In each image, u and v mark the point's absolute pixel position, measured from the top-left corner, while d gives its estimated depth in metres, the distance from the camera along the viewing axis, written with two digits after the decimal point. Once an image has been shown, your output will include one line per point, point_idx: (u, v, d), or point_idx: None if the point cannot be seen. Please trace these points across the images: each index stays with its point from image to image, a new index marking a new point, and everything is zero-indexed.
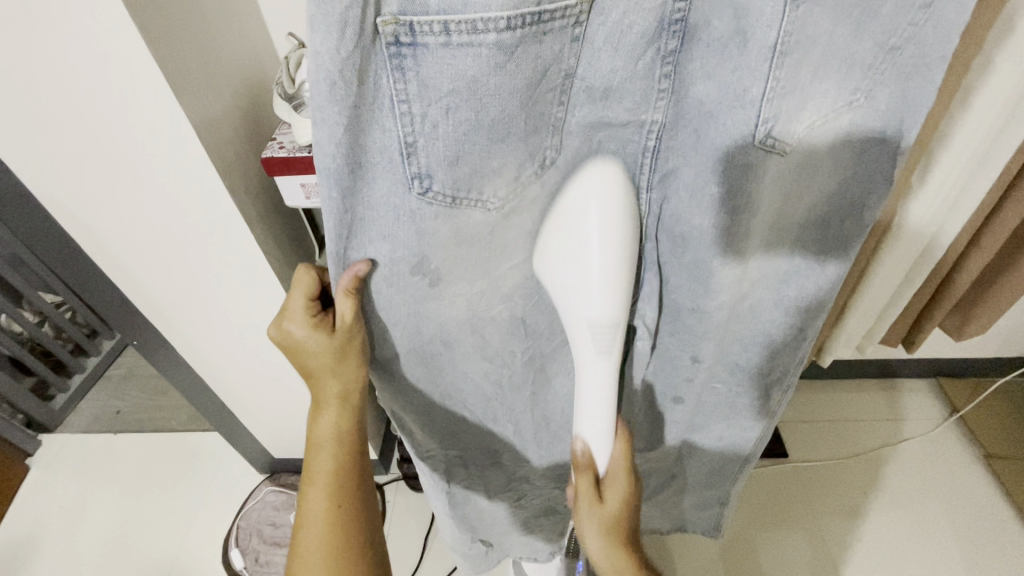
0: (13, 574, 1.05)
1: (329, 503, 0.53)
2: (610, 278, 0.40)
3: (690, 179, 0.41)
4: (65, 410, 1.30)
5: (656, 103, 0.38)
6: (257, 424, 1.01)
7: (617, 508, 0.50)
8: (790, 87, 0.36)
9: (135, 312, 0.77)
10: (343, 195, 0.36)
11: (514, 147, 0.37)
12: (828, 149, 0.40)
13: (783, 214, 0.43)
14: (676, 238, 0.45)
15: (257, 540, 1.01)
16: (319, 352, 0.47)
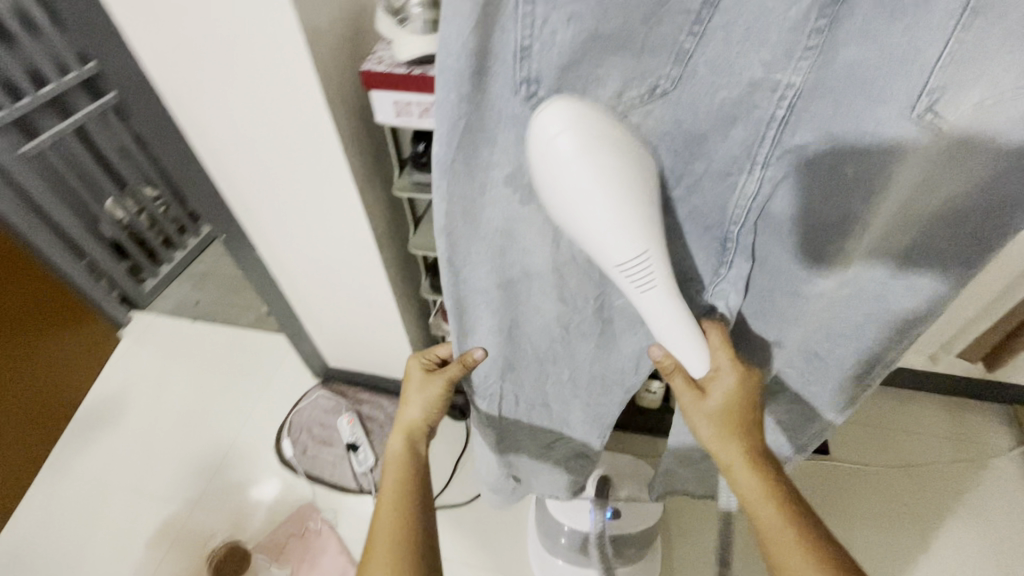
0: (105, 423, 1.21)
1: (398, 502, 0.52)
2: (632, 227, 0.35)
3: (817, 157, 0.38)
4: (152, 293, 1.46)
5: (798, 61, 0.35)
6: (319, 332, 1.08)
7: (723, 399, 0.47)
8: (970, 56, 0.31)
9: (228, 209, 0.83)
10: (461, 98, 0.36)
11: (625, 65, 0.35)
12: (992, 139, 0.34)
13: (913, 207, 0.39)
14: (781, 221, 0.42)
15: (307, 436, 1.11)
16: (417, 390, 0.62)
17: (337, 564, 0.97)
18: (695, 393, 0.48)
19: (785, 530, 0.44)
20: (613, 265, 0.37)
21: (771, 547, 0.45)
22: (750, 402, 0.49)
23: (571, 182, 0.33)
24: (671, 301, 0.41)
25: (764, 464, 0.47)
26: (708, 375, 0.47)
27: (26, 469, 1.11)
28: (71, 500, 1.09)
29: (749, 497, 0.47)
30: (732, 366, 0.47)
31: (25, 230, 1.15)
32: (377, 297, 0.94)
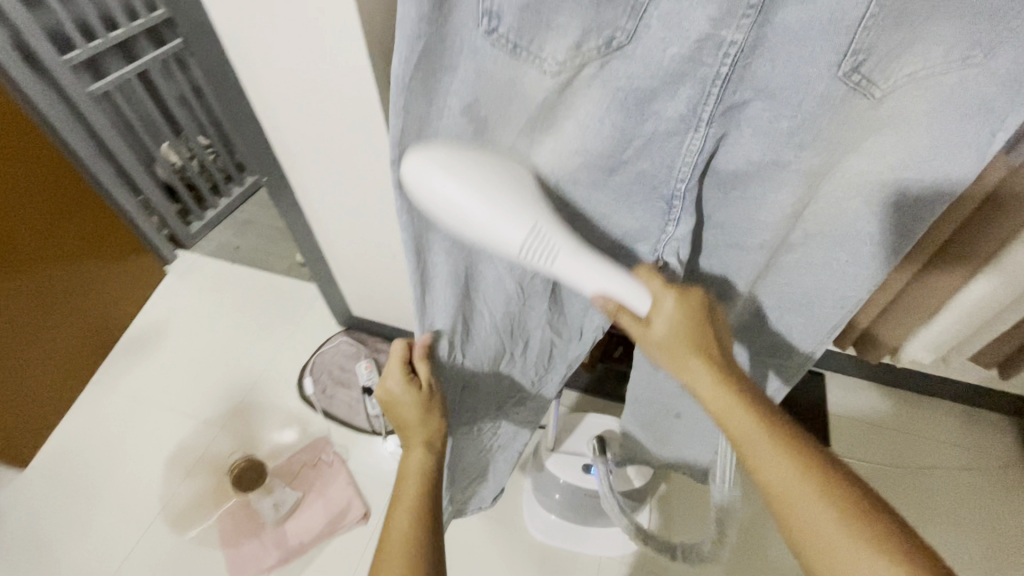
0: (147, 346, 1.31)
1: (412, 509, 0.47)
2: (510, 207, 0.38)
3: (758, 114, 0.40)
4: (198, 234, 1.55)
5: (739, 19, 0.34)
6: (346, 280, 1.14)
7: (668, 329, 0.46)
8: (897, 20, 0.33)
9: (270, 151, 0.89)
10: (420, 25, 0.34)
11: (582, 10, 0.34)
12: (924, 110, 0.37)
13: (845, 170, 0.42)
14: (729, 174, 0.45)
15: (327, 375, 1.18)
16: (410, 398, 0.57)
17: (344, 493, 1.04)
18: (640, 320, 0.47)
19: (762, 436, 0.40)
20: (515, 251, 0.40)
21: (747, 455, 0.41)
22: (698, 319, 0.47)
23: (441, 198, 0.37)
24: (584, 258, 0.43)
25: (728, 377, 0.44)
26: (649, 304, 0.46)
27: (73, 379, 1.21)
28: (113, 412, 1.19)
29: (720, 410, 0.43)
30: (669, 291, 0.47)
31: (89, 161, 1.25)
32: (398, 248, 0.99)
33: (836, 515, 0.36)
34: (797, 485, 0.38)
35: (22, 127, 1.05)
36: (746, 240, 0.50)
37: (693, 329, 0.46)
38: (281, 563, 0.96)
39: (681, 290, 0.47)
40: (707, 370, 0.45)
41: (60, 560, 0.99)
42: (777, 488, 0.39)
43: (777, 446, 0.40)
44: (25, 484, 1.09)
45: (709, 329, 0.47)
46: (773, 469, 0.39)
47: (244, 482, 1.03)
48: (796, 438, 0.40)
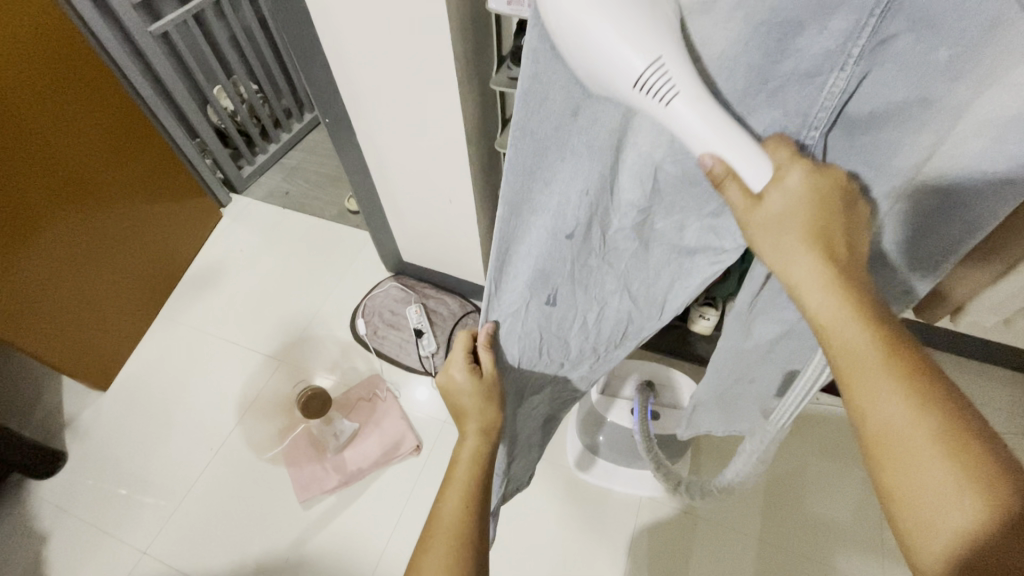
0: (208, 284, 1.38)
1: (462, 503, 0.51)
2: (642, 20, 0.30)
3: (906, 49, 0.32)
4: (248, 179, 1.58)
5: None
6: (398, 223, 1.17)
7: (785, 207, 0.35)
8: None
9: (333, 87, 0.91)
10: None
11: None
12: None
13: (977, 107, 0.33)
14: (858, 119, 0.36)
15: (378, 317, 1.21)
16: (471, 389, 0.59)
17: (398, 426, 1.10)
18: (749, 193, 0.35)
19: (875, 360, 0.33)
20: (630, 87, 0.32)
21: (857, 389, 0.33)
22: (830, 198, 0.36)
23: (572, 8, 0.29)
24: (711, 113, 0.33)
25: (850, 289, 0.35)
26: (770, 174, 0.35)
27: (142, 311, 1.29)
28: (182, 342, 1.27)
29: (821, 307, 0.35)
30: (797, 163, 0.36)
31: (150, 102, 1.28)
32: (452, 192, 1.00)
33: (951, 469, 0.29)
34: (909, 429, 0.31)
35: (92, 65, 1.08)
36: (864, 193, 0.40)
37: (817, 203, 0.36)
38: (342, 484, 1.04)
39: (809, 163, 0.36)
40: (822, 268, 0.35)
41: (144, 468, 1.09)
42: (884, 424, 0.32)
43: (892, 382, 0.32)
44: (108, 401, 1.19)
45: (841, 219, 0.37)
46: (884, 407, 0.32)
47: (310, 407, 1.05)
48: (920, 370, 0.32)
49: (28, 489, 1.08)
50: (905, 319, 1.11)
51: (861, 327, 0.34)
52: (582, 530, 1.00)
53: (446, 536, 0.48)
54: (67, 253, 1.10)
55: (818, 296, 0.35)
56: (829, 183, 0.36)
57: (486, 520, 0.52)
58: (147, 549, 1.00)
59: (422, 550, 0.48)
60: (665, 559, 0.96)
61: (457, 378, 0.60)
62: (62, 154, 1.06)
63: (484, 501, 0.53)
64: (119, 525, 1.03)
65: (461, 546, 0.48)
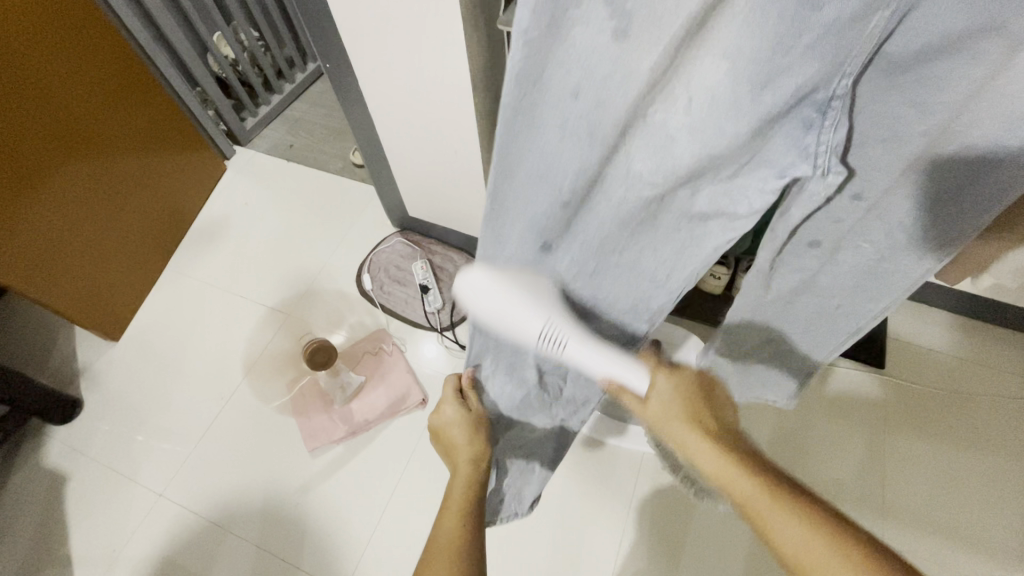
0: (212, 238, 1.37)
1: (458, 513, 0.55)
2: None
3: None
4: (252, 132, 1.55)
5: None
6: (403, 177, 1.14)
7: (663, 406, 0.54)
8: None
9: (332, 31, 0.86)
10: None
11: None
12: None
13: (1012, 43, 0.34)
14: (896, 61, 0.37)
15: (384, 272, 1.21)
16: (457, 421, 0.65)
17: (404, 380, 1.11)
18: (639, 398, 0.55)
19: (766, 502, 0.43)
20: (533, 337, 0.49)
21: (755, 516, 0.43)
22: (694, 399, 0.54)
23: (492, 303, 0.47)
24: (590, 344, 0.51)
25: (729, 449, 0.48)
26: (647, 387, 0.54)
27: (149, 267, 1.29)
28: (190, 295, 1.28)
29: (710, 470, 0.48)
30: (660, 370, 0.55)
31: (147, 47, 1.24)
32: (458, 142, 0.97)
33: (842, 565, 0.39)
34: (820, 542, 0.40)
35: (90, 14, 1.04)
36: (899, 132, 0.41)
37: (686, 403, 0.53)
38: (350, 435, 1.06)
39: (673, 373, 0.56)
40: (707, 447, 0.49)
41: (157, 416, 1.12)
42: (790, 548, 0.41)
43: (791, 507, 0.42)
44: (120, 352, 1.21)
45: (708, 407, 0.54)
46: (782, 529, 0.42)
47: (316, 360, 1.06)
48: (805, 490, 0.44)
49: (47, 435, 1.12)
50: (922, 280, 1.08)
51: (739, 474, 0.46)
52: (586, 484, 1.02)
53: (444, 546, 0.51)
54: (76, 205, 1.11)
55: (710, 463, 0.48)
56: (694, 391, 0.55)
57: (482, 534, 0.54)
58: (163, 493, 1.04)
59: (425, 557, 0.51)
60: (664, 511, 0.98)
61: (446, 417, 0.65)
62: (62, 105, 1.03)
63: (480, 514, 0.57)
64: (136, 468, 1.07)
65: (458, 546, 0.51)
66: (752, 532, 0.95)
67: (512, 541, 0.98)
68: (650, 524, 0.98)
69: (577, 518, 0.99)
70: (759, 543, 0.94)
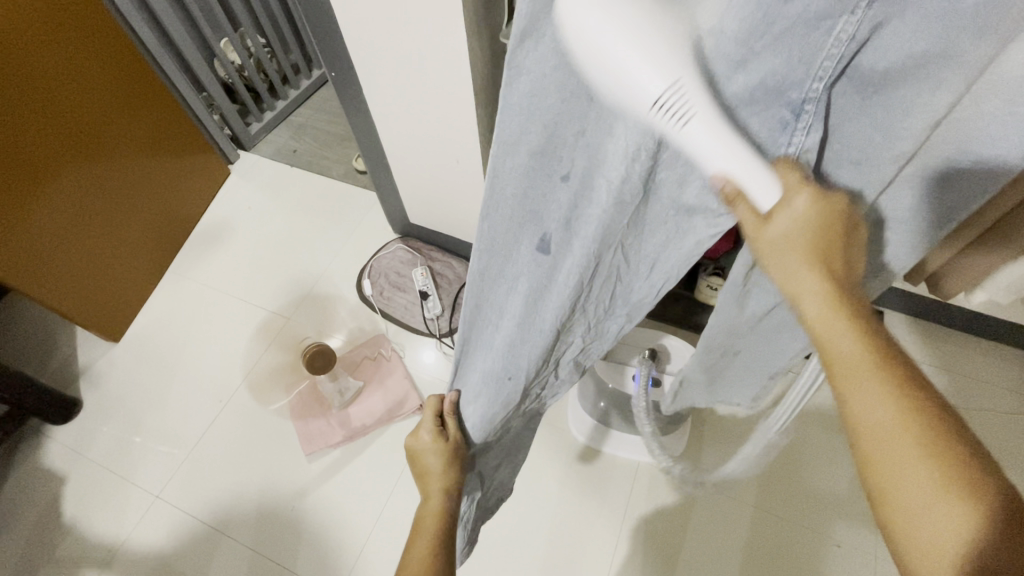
0: (214, 242, 1.38)
1: (428, 547, 0.57)
2: None
3: None
4: (257, 137, 1.57)
5: None
6: (405, 184, 1.16)
7: (791, 229, 0.37)
8: None
9: (338, 41, 0.88)
10: None
11: None
12: None
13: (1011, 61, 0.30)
14: (869, 76, 0.32)
15: (384, 278, 1.22)
16: (434, 449, 0.63)
17: (402, 386, 1.12)
18: (759, 217, 0.36)
19: (866, 372, 0.35)
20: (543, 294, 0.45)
21: (846, 384, 0.35)
22: (831, 227, 0.37)
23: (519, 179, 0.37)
24: (722, 126, 0.32)
25: (843, 299, 0.37)
26: (777, 202, 0.36)
27: (150, 268, 1.30)
28: (192, 297, 1.29)
29: (816, 319, 0.37)
30: (804, 188, 0.36)
31: (154, 50, 1.25)
32: (460, 150, 0.98)
33: (929, 473, 0.32)
34: (901, 443, 0.33)
35: (99, 18, 1.06)
36: (869, 156, 0.37)
37: (818, 231, 0.37)
38: (346, 440, 1.06)
39: (819, 188, 0.36)
40: (822, 292, 0.37)
41: (158, 418, 1.12)
42: (872, 429, 0.34)
43: (886, 394, 0.34)
44: (119, 353, 1.22)
45: (843, 246, 0.38)
46: (869, 410, 0.34)
47: (315, 363, 1.06)
48: (911, 378, 0.34)
49: (45, 435, 1.12)
50: (918, 295, 1.09)
51: (839, 337, 0.36)
52: (582, 493, 1.02)
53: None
54: (80, 206, 1.12)
55: (813, 310, 0.37)
56: (836, 220, 0.37)
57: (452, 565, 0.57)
58: (160, 495, 1.04)
59: None
60: (660, 522, 0.99)
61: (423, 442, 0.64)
62: (65, 105, 1.04)
63: (451, 544, 0.59)
64: (133, 469, 1.07)
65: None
66: (747, 544, 0.95)
67: (507, 550, 0.98)
68: (646, 534, 0.98)
69: (573, 527, 0.99)
70: (755, 551, 0.95)
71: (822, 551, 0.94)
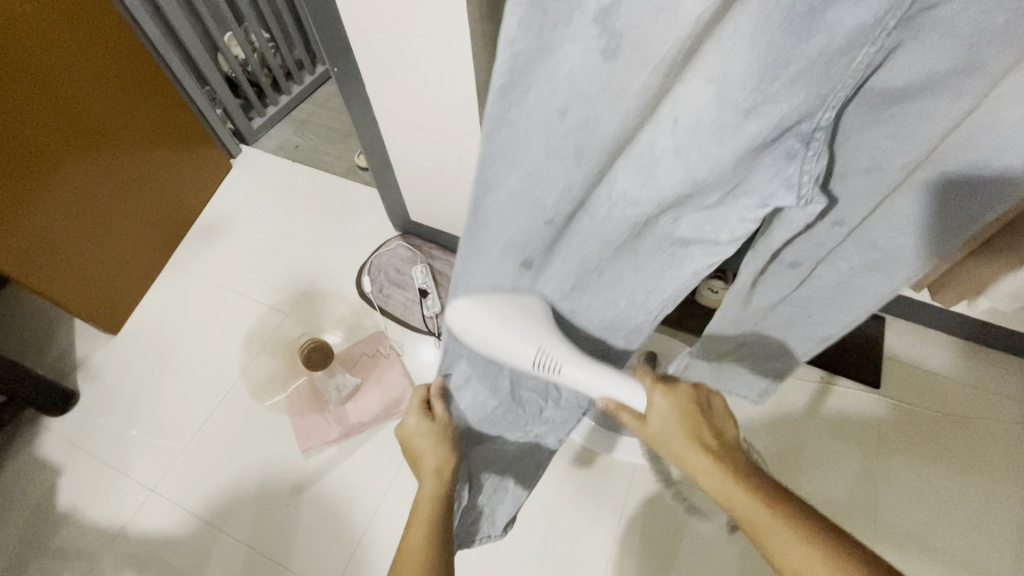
0: (214, 236, 1.38)
1: (426, 528, 0.55)
2: None
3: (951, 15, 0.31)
4: (258, 132, 1.56)
5: None
6: (407, 182, 1.15)
7: (661, 427, 0.53)
8: None
9: (342, 37, 0.88)
10: None
11: None
12: None
13: None
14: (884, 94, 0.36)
15: (384, 275, 1.22)
16: (422, 432, 0.63)
17: (399, 383, 1.12)
18: (637, 416, 0.54)
19: (766, 516, 0.43)
20: (528, 363, 0.48)
21: (754, 530, 0.44)
22: (694, 413, 0.53)
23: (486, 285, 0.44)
24: (586, 367, 0.51)
25: (727, 463, 0.48)
26: (645, 408, 0.53)
27: (151, 261, 1.30)
28: (190, 291, 1.28)
29: (710, 484, 0.48)
30: (657, 389, 0.53)
31: (158, 44, 1.25)
32: (463, 148, 0.97)
33: None
34: (811, 562, 0.40)
35: (100, 13, 1.05)
36: (882, 164, 0.41)
37: (686, 422, 0.52)
38: (343, 437, 1.06)
39: (666, 386, 0.54)
40: (705, 459, 0.49)
41: (153, 412, 1.12)
42: (788, 565, 0.41)
43: (788, 528, 0.42)
44: (117, 346, 1.21)
45: (704, 424, 0.52)
46: (784, 548, 0.42)
47: (312, 359, 1.07)
48: (806, 513, 0.43)
49: (42, 426, 1.12)
50: (920, 302, 1.08)
51: (736, 490, 0.46)
52: (577, 494, 1.02)
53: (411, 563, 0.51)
54: (78, 199, 1.11)
55: (708, 482, 0.48)
56: (694, 413, 0.53)
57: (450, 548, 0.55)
58: (155, 488, 1.04)
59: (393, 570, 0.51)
60: (656, 524, 0.98)
61: (410, 428, 0.64)
62: (68, 99, 1.04)
63: (448, 525, 0.57)
64: (129, 462, 1.07)
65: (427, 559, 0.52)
66: (742, 548, 0.95)
67: (501, 549, 0.98)
68: (641, 536, 0.97)
69: (568, 527, 0.99)
70: (750, 557, 0.94)
71: None
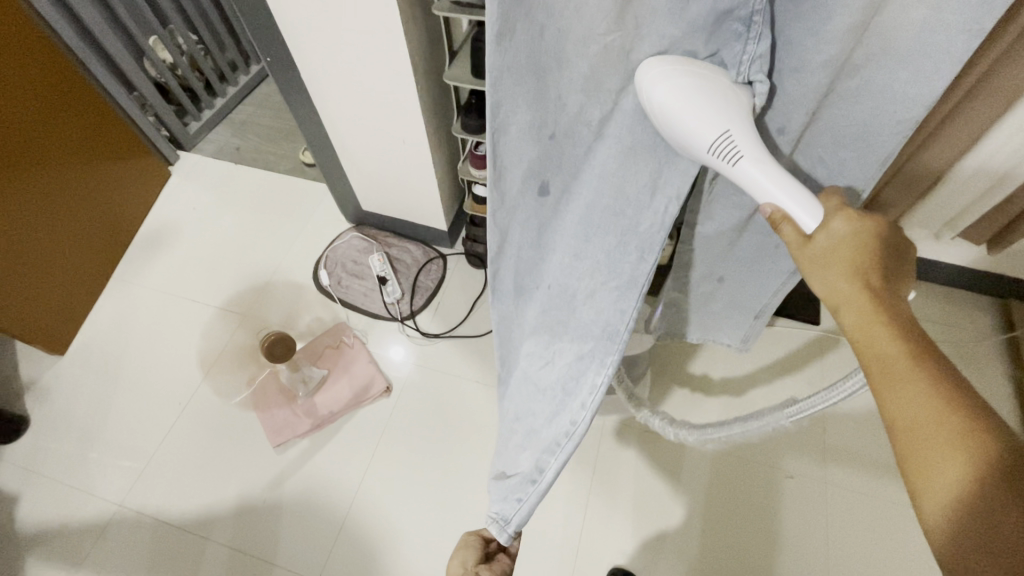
0: (160, 245, 1.34)
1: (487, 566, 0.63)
2: None
3: None
4: (197, 136, 1.52)
5: None
6: (354, 171, 1.15)
7: (828, 250, 0.40)
8: None
9: (271, 27, 0.86)
10: None
11: None
12: None
13: None
14: None
15: (341, 267, 1.23)
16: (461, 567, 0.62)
17: (367, 370, 1.12)
18: (801, 236, 0.40)
19: (902, 364, 0.35)
20: (705, 150, 0.38)
21: (880, 377, 0.36)
22: (871, 244, 0.40)
23: (660, 95, 0.37)
24: (767, 166, 0.39)
25: (883, 303, 0.38)
26: (819, 226, 0.40)
27: (96, 277, 1.26)
28: (141, 303, 1.25)
29: (854, 326, 0.39)
30: (840, 212, 0.40)
31: (79, 52, 1.20)
32: (406, 132, 0.98)
33: (953, 449, 0.32)
34: (926, 416, 0.33)
35: (19, 23, 1.01)
36: (805, 60, 0.40)
37: (862, 251, 0.40)
38: (318, 427, 1.06)
39: (854, 214, 0.40)
40: (860, 294, 0.39)
41: (111, 430, 1.08)
42: (902, 414, 0.34)
43: (922, 385, 0.34)
44: (66, 366, 1.17)
45: (883, 260, 0.40)
46: (901, 397, 0.35)
47: (275, 352, 1.06)
48: (949, 373, 0.34)
49: None
50: None
51: (881, 332, 0.37)
52: None
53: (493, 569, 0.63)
54: (14, 220, 1.06)
55: (853, 316, 0.39)
56: (875, 244, 0.40)
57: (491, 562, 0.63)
58: (123, 503, 1.01)
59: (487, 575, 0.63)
60: (628, 476, 1.02)
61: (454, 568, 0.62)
62: None
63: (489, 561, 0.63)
64: (92, 481, 1.03)
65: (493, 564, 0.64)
66: (707, 485, 1.01)
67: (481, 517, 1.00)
68: (615, 489, 1.01)
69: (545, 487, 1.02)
70: (717, 495, 1.00)
71: (777, 483, 1.00)
